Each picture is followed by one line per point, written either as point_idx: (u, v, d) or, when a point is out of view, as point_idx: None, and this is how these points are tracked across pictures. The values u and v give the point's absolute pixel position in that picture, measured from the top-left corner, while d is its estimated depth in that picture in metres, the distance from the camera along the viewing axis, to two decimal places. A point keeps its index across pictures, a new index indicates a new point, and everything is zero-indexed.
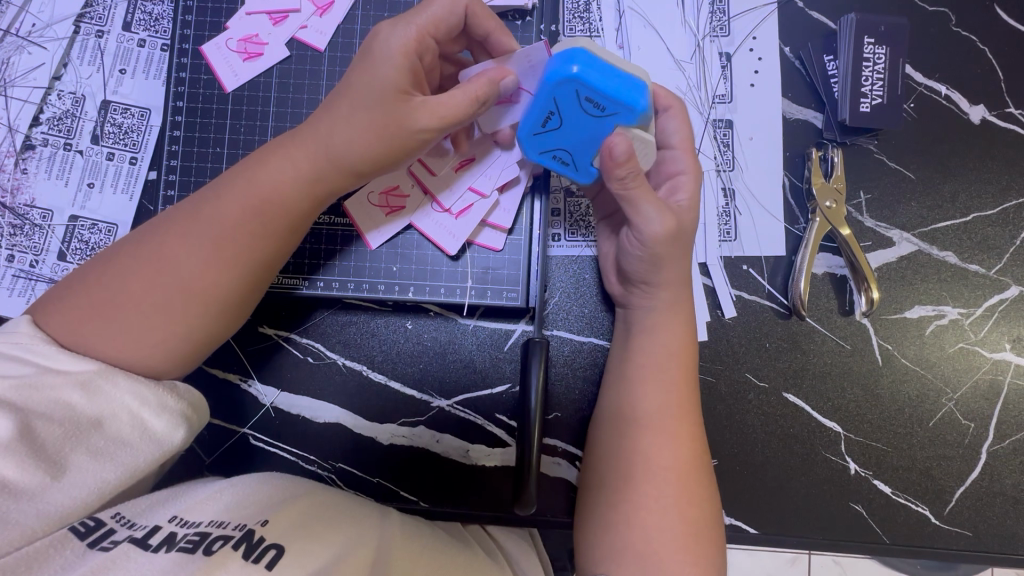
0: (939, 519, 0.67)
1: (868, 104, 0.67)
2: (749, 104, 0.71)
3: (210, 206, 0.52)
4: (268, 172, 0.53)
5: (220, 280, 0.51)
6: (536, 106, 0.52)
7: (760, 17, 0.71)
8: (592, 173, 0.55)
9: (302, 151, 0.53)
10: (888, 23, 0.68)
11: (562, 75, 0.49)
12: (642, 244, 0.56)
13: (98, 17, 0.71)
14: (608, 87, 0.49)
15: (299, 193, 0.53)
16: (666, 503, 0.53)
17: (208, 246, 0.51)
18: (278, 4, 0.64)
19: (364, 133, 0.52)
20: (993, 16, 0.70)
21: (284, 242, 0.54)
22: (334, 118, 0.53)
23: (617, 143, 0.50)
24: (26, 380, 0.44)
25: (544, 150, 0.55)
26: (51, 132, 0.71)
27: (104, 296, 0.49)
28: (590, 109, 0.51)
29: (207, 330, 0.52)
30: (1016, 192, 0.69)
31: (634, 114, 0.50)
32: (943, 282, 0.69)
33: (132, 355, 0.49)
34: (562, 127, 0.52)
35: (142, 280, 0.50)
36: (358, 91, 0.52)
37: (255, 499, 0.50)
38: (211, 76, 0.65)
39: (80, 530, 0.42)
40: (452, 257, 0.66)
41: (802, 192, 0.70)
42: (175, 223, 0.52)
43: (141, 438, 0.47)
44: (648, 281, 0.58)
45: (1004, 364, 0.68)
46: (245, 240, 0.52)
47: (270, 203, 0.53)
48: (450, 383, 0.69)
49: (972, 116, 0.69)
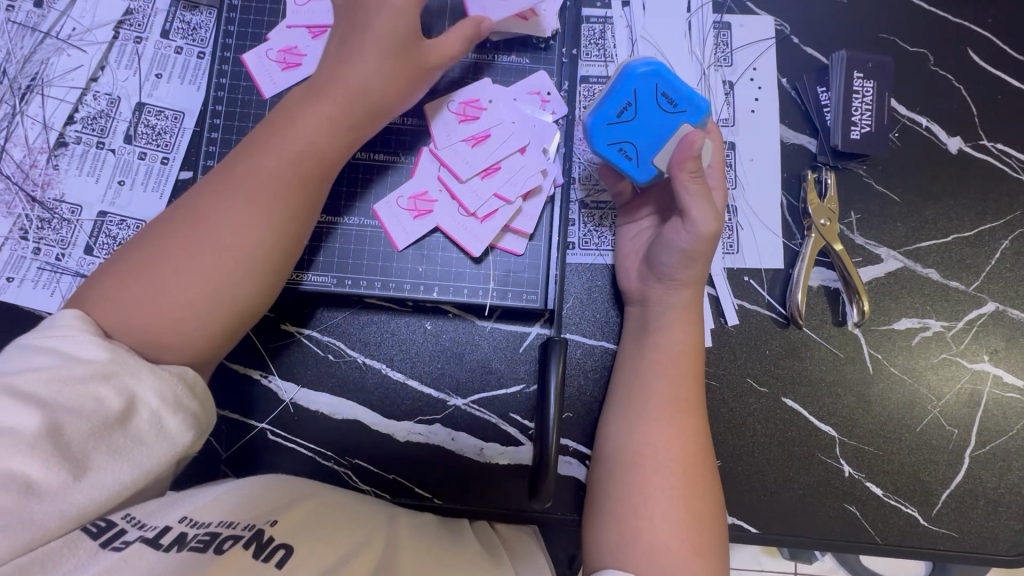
0: (926, 519, 0.71)
1: (858, 132, 0.73)
2: (749, 127, 0.76)
3: (243, 165, 0.56)
4: (297, 131, 0.58)
5: (258, 233, 0.54)
6: (613, 100, 0.62)
7: (759, 50, 0.77)
8: (651, 170, 0.63)
9: (328, 109, 0.59)
10: (875, 60, 0.75)
11: (644, 70, 0.62)
12: (691, 235, 0.60)
13: (137, 24, 0.75)
14: (680, 87, 0.62)
15: (332, 142, 0.59)
16: (673, 493, 0.56)
17: (242, 203, 0.54)
18: (318, 19, 0.69)
19: (382, 75, 0.60)
20: (967, 57, 0.77)
21: (313, 191, 0.58)
22: (355, 73, 0.59)
23: (693, 134, 0.60)
24: (53, 375, 0.45)
25: (612, 142, 0.63)
26: (84, 131, 0.73)
27: (144, 262, 0.52)
28: (664, 104, 0.62)
29: (241, 289, 0.54)
30: (991, 217, 0.76)
31: (699, 112, 0.61)
32: (927, 297, 0.74)
33: (165, 318, 0.51)
34: (637, 117, 0.62)
35: (179, 242, 0.53)
36: (368, 47, 0.59)
37: (261, 502, 0.52)
38: (250, 83, 0.68)
39: (92, 531, 0.43)
40: (475, 260, 0.69)
41: (799, 211, 0.75)
42: (208, 189, 0.55)
43: (157, 437, 0.47)
44: (675, 276, 0.63)
45: (984, 374, 0.73)
46: (278, 190, 0.56)
47: (305, 157, 0.58)
48: (466, 381, 0.71)
49: (950, 146, 0.76)
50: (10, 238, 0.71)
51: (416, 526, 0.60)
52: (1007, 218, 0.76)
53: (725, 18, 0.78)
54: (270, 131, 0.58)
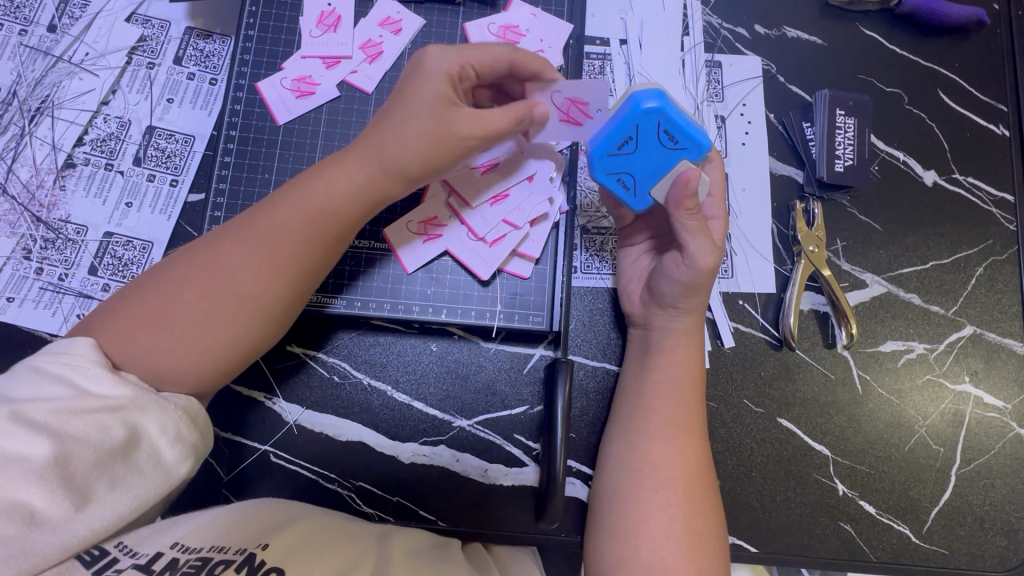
0: (917, 537, 0.73)
1: (841, 165, 0.78)
2: (741, 159, 0.81)
3: (263, 217, 0.55)
4: (322, 184, 0.57)
5: (269, 287, 0.54)
6: (615, 131, 0.60)
7: (749, 87, 0.82)
8: (648, 201, 0.63)
9: (355, 165, 0.57)
10: (855, 99, 0.80)
11: (648, 107, 0.59)
12: (690, 269, 0.61)
13: (150, 50, 0.76)
14: (682, 123, 0.59)
15: (349, 201, 0.57)
16: (674, 512, 0.57)
17: (259, 255, 0.54)
18: (331, 50, 0.71)
19: (416, 141, 0.56)
20: (937, 97, 0.83)
21: (325, 247, 0.57)
22: (387, 132, 0.57)
23: (690, 174, 0.60)
24: (64, 405, 0.45)
25: (611, 171, 0.62)
26: (93, 153, 0.74)
27: (160, 304, 0.52)
28: (665, 140, 0.60)
29: (246, 336, 0.54)
30: (966, 245, 0.80)
31: (699, 150, 0.60)
32: (910, 321, 0.78)
33: (176, 360, 0.51)
34: (636, 151, 0.61)
35: (197, 289, 0.53)
36: (407, 112, 0.56)
37: (251, 525, 0.51)
38: (264, 110, 0.70)
39: (86, 559, 0.44)
40: (483, 283, 0.70)
41: (788, 238, 0.79)
42: (227, 239, 0.55)
43: (154, 467, 0.48)
44: (678, 304, 0.64)
45: (966, 395, 0.77)
46: (293, 245, 0.55)
47: (324, 212, 0.56)
48: (470, 403, 0.72)
49: (926, 179, 0.81)
50: (12, 258, 0.71)
51: (418, 549, 0.60)
52: (981, 246, 0.80)
53: (716, 57, 0.83)
54: (296, 184, 0.58)
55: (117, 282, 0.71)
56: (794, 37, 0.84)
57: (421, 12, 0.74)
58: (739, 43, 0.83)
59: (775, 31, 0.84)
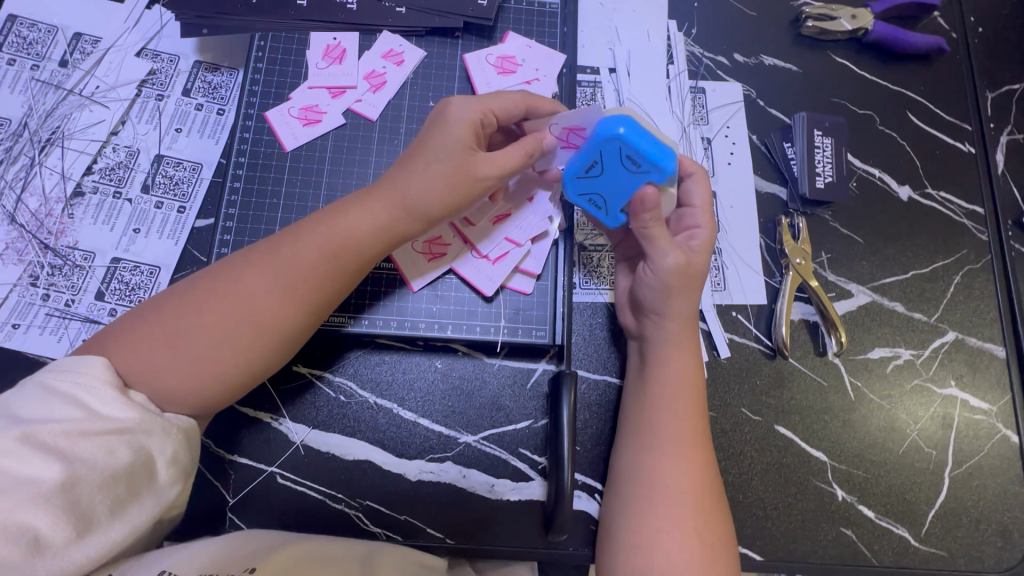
0: (917, 540, 0.74)
1: (822, 181, 0.83)
2: (728, 178, 0.85)
3: (287, 249, 0.57)
4: (348, 221, 0.59)
5: (286, 317, 0.56)
6: (581, 156, 0.61)
7: (731, 111, 0.87)
8: (618, 217, 0.65)
9: (379, 202, 0.60)
10: (831, 121, 0.85)
11: (610, 134, 0.59)
12: (655, 274, 0.64)
13: (160, 83, 0.79)
14: (644, 148, 0.59)
15: (372, 238, 0.60)
16: (689, 526, 0.58)
17: (280, 286, 0.56)
18: (336, 81, 0.75)
19: (437, 182, 0.59)
20: (907, 118, 0.89)
21: (345, 281, 0.60)
22: (410, 174, 0.60)
23: (648, 195, 0.60)
24: (74, 427, 0.46)
25: (582, 193, 0.64)
26: (101, 181, 0.75)
27: (179, 328, 0.53)
28: (628, 164, 0.61)
29: (263, 364, 0.56)
30: (943, 255, 0.85)
31: (663, 174, 0.60)
32: (896, 328, 0.81)
33: (189, 384, 0.53)
34: (603, 175, 0.62)
35: (218, 316, 0.54)
36: (430, 155, 0.60)
37: (239, 553, 0.51)
38: (272, 137, 0.73)
39: None
40: (487, 299, 0.72)
41: (776, 252, 0.82)
42: (249, 268, 0.56)
43: (149, 491, 0.48)
44: (660, 311, 0.66)
45: (953, 398, 0.79)
46: (314, 278, 0.57)
47: (346, 246, 0.59)
48: (476, 419, 0.73)
49: (901, 194, 0.86)
50: (18, 285, 0.72)
51: None
52: (957, 255, 0.85)
53: (699, 84, 0.88)
54: (319, 219, 0.60)
55: (124, 306, 0.71)
56: (771, 64, 0.89)
57: (422, 45, 0.78)
58: (720, 70, 0.89)
59: (753, 60, 0.89)
